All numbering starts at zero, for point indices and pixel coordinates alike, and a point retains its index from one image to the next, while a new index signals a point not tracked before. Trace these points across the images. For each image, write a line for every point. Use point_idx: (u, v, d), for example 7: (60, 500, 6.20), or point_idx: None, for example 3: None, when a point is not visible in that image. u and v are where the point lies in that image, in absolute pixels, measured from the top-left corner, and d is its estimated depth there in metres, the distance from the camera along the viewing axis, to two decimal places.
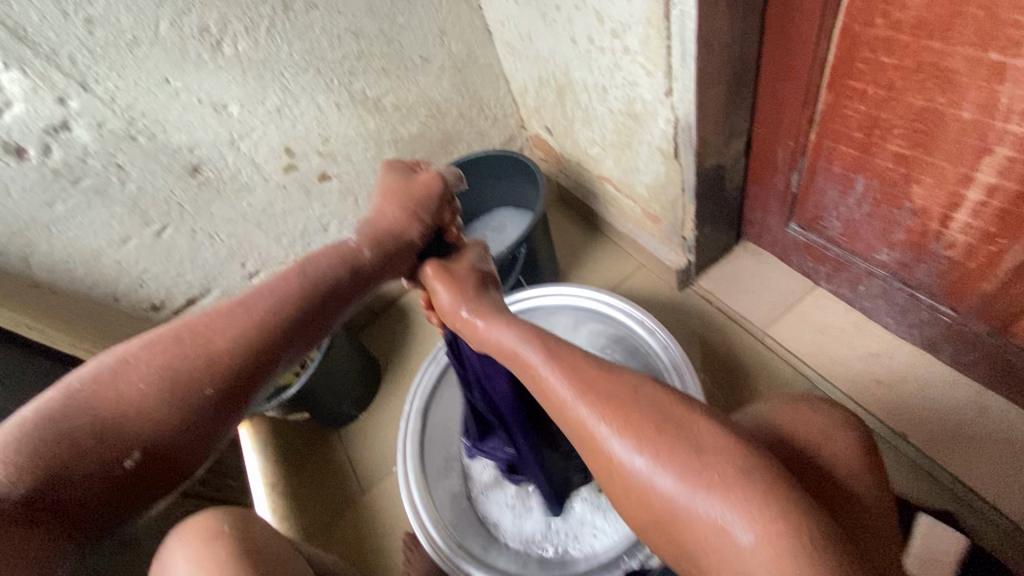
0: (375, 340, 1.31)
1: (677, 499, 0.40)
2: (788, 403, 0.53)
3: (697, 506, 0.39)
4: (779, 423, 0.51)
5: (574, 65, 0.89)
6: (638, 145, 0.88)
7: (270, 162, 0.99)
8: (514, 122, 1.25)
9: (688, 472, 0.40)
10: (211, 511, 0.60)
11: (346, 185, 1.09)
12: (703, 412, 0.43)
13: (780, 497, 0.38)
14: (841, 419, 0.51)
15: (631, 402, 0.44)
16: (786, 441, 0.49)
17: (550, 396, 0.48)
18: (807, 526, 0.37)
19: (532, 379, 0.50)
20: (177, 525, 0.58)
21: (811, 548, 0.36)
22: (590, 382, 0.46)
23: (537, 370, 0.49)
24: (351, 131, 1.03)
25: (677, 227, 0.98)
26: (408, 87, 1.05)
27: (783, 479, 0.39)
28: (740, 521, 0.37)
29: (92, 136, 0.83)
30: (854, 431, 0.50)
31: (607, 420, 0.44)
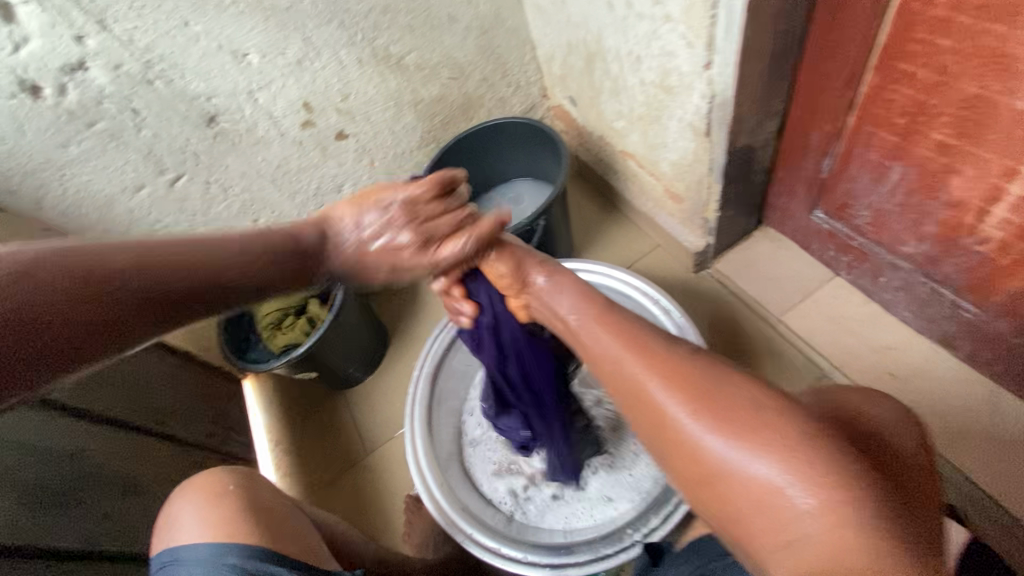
0: (384, 305, 1.30)
1: (727, 461, 0.39)
2: (845, 390, 0.46)
3: (752, 469, 0.38)
4: (836, 405, 0.44)
5: (607, 33, 0.85)
6: (667, 120, 0.86)
7: (288, 116, 0.96)
8: (537, 90, 1.22)
9: (745, 438, 0.39)
10: (219, 468, 0.60)
11: (363, 145, 1.07)
12: (755, 379, 0.42)
13: (839, 464, 0.37)
14: (902, 414, 0.44)
15: (684, 366, 0.43)
16: (853, 428, 0.42)
17: (602, 358, 0.48)
18: (869, 494, 0.36)
19: (585, 344, 0.50)
20: (187, 479, 0.58)
21: (870, 515, 0.35)
22: (640, 345, 0.46)
23: (590, 334, 0.50)
24: (372, 89, 1.01)
25: (700, 207, 0.96)
26: (432, 46, 1.01)
27: (843, 450, 0.38)
28: (797, 484, 0.37)
29: (109, 78, 0.80)
30: (914, 426, 0.44)
31: (659, 381, 0.43)
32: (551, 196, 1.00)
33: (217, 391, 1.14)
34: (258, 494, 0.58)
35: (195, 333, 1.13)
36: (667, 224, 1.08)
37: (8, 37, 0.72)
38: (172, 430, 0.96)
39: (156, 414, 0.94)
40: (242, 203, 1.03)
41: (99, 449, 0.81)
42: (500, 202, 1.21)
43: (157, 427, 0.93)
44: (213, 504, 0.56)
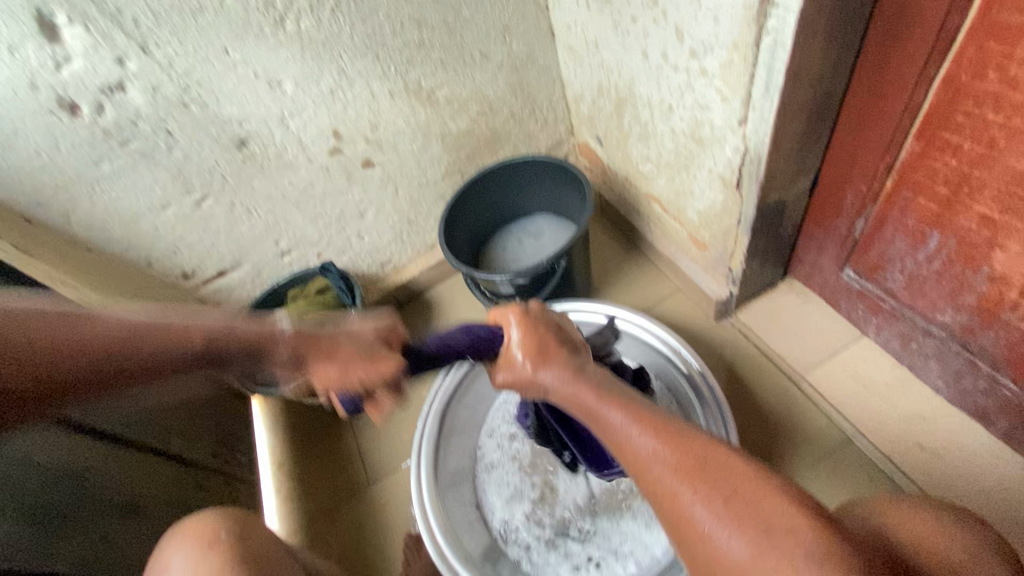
0: None
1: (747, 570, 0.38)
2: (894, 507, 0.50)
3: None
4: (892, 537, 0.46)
5: (639, 80, 0.85)
6: (696, 170, 0.85)
7: (316, 143, 0.97)
8: (564, 128, 1.22)
9: (763, 545, 0.38)
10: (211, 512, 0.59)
11: (388, 174, 1.08)
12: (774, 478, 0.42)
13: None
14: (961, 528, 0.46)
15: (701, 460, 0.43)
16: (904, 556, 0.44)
17: (617, 442, 0.47)
18: None
19: (601, 427, 0.49)
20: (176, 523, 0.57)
21: None
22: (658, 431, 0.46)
23: (604, 417, 0.49)
24: (401, 121, 1.01)
25: (725, 257, 0.94)
26: (463, 81, 1.02)
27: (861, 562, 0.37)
28: None
29: (146, 100, 0.81)
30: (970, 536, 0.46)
31: (677, 475, 0.43)
32: (574, 236, 0.99)
33: (226, 410, 1.13)
34: (253, 540, 0.57)
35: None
36: (691, 270, 1.06)
37: (51, 56, 0.73)
38: (178, 450, 0.94)
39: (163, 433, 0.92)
40: (265, 225, 1.04)
41: (99, 468, 0.79)
42: (521, 236, 1.20)
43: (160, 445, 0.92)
44: (205, 551, 0.54)
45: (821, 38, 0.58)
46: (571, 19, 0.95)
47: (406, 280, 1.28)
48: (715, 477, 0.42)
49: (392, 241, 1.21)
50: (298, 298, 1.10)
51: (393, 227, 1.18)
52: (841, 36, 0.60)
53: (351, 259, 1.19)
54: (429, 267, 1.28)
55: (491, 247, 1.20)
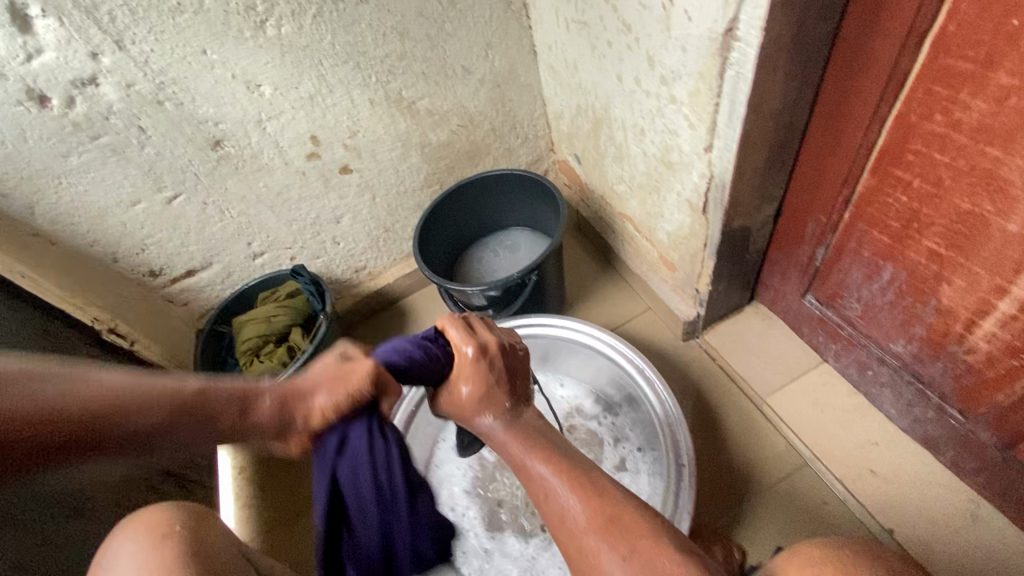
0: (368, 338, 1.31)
1: None
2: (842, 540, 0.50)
3: None
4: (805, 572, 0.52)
5: (615, 105, 0.87)
6: (666, 193, 0.87)
7: (294, 148, 0.98)
8: (544, 144, 1.24)
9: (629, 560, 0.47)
10: (164, 509, 0.59)
11: (366, 181, 1.09)
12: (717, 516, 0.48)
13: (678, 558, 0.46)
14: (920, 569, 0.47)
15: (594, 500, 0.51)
16: None
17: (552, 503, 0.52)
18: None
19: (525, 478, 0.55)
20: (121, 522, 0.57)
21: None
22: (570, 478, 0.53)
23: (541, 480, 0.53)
24: (381, 129, 1.02)
25: (692, 279, 0.96)
26: (445, 94, 1.03)
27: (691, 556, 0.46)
28: None
29: (119, 95, 0.80)
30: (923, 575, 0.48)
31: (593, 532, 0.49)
32: (547, 252, 0.99)
33: None
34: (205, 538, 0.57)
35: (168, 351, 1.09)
36: (660, 289, 1.09)
37: (22, 46, 0.71)
38: None
39: None
40: (238, 227, 1.04)
41: (55, 468, 0.79)
42: (497, 248, 1.21)
43: None
44: (158, 542, 0.55)
45: (782, 74, 0.60)
46: (553, 39, 0.96)
47: (381, 286, 1.30)
48: (583, 484, 0.52)
49: (367, 248, 1.22)
50: (268, 301, 1.09)
51: (369, 234, 1.19)
52: (802, 71, 0.62)
53: (325, 263, 1.19)
54: (404, 276, 1.30)
55: (467, 258, 1.20)
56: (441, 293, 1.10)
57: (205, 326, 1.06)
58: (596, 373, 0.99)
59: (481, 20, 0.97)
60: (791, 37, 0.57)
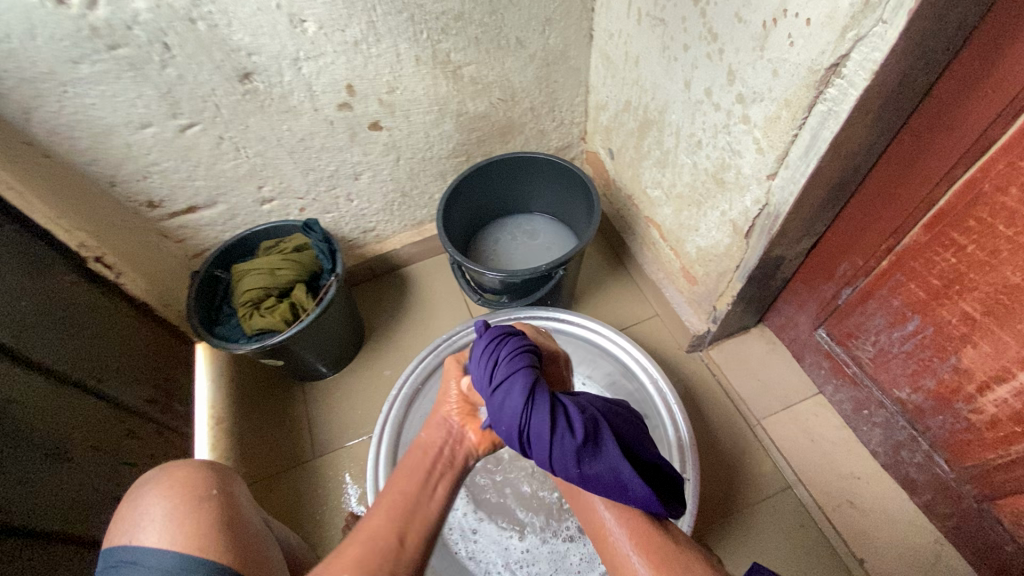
0: (366, 302, 1.28)
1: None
2: None
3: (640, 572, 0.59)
4: None
5: (673, 111, 0.85)
6: (708, 209, 0.86)
7: (326, 94, 0.91)
8: (577, 132, 1.21)
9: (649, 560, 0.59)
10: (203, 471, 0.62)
11: (393, 140, 1.03)
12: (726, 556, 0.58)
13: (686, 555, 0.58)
14: None
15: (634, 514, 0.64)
16: None
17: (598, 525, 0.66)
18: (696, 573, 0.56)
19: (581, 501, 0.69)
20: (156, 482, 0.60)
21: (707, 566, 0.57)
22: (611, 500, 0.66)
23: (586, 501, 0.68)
24: (420, 89, 0.97)
25: (711, 296, 0.97)
26: (492, 64, 0.98)
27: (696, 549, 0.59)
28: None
29: (148, 6, 0.71)
30: None
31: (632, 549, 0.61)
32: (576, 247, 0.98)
33: (158, 363, 1.04)
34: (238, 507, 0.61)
35: (158, 287, 1.03)
36: (673, 299, 1.09)
37: None
38: (109, 392, 0.88)
39: (95, 371, 0.86)
40: (252, 168, 0.96)
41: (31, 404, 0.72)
42: (514, 232, 1.18)
43: (94, 385, 0.85)
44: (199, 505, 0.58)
45: (871, 118, 0.60)
46: (616, 28, 0.92)
47: (386, 250, 1.25)
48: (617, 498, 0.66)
49: (380, 209, 1.17)
50: (271, 251, 1.03)
51: (385, 195, 1.14)
52: (888, 118, 0.61)
53: (334, 219, 1.14)
54: (412, 242, 1.26)
55: (483, 237, 1.17)
56: (456, 270, 1.07)
57: (201, 270, 1.00)
58: (604, 374, 1.02)
59: None
60: (893, 84, 0.56)
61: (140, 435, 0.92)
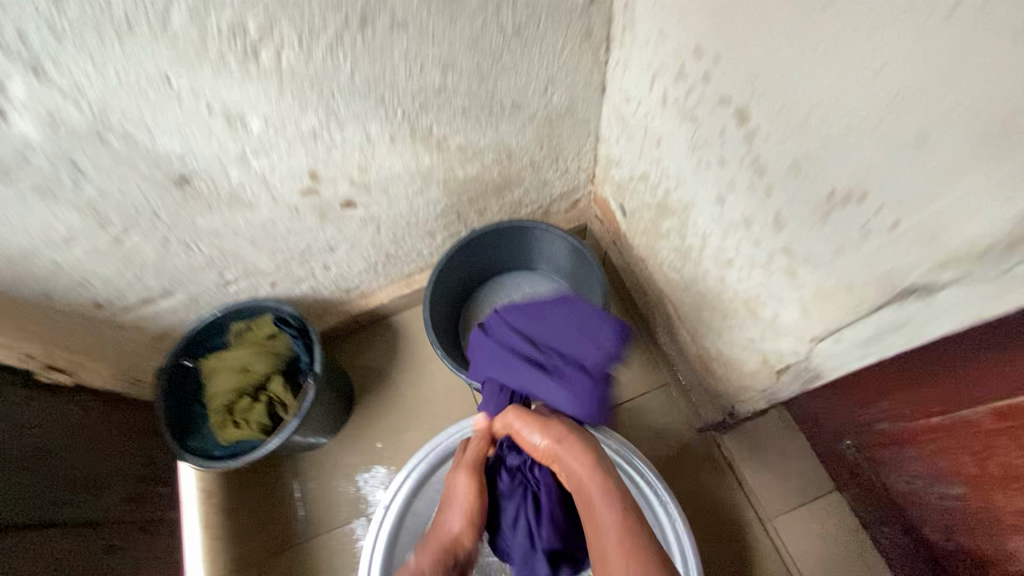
0: (355, 356, 1.19)
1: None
2: None
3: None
4: None
5: (700, 216, 0.71)
6: (733, 327, 0.75)
7: (286, 184, 0.76)
8: (584, 177, 1.05)
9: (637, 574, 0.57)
10: None
11: (371, 214, 0.89)
12: None
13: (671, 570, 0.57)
14: None
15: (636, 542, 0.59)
16: None
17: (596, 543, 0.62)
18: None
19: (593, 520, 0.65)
20: None
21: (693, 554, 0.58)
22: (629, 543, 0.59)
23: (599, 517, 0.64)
24: (399, 165, 0.81)
25: (728, 396, 0.88)
26: (484, 130, 0.82)
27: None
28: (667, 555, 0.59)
29: (40, 132, 0.56)
30: None
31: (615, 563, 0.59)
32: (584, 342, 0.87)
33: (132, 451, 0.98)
34: None
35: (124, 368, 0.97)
36: (686, 378, 1.00)
37: None
38: (89, 512, 0.83)
39: (66, 493, 0.81)
40: (209, 259, 0.84)
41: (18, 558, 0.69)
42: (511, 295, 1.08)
43: (68, 510, 0.80)
44: None
45: None
46: (634, 96, 0.75)
47: (373, 306, 1.14)
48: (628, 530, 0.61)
49: (363, 272, 1.05)
50: (242, 340, 0.93)
51: (367, 260, 1.02)
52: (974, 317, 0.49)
53: (311, 287, 1.02)
54: (401, 297, 1.15)
55: (476, 302, 1.07)
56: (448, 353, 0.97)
57: (167, 364, 0.91)
58: None
59: (550, 51, 0.73)
60: None
61: (131, 541, 0.89)
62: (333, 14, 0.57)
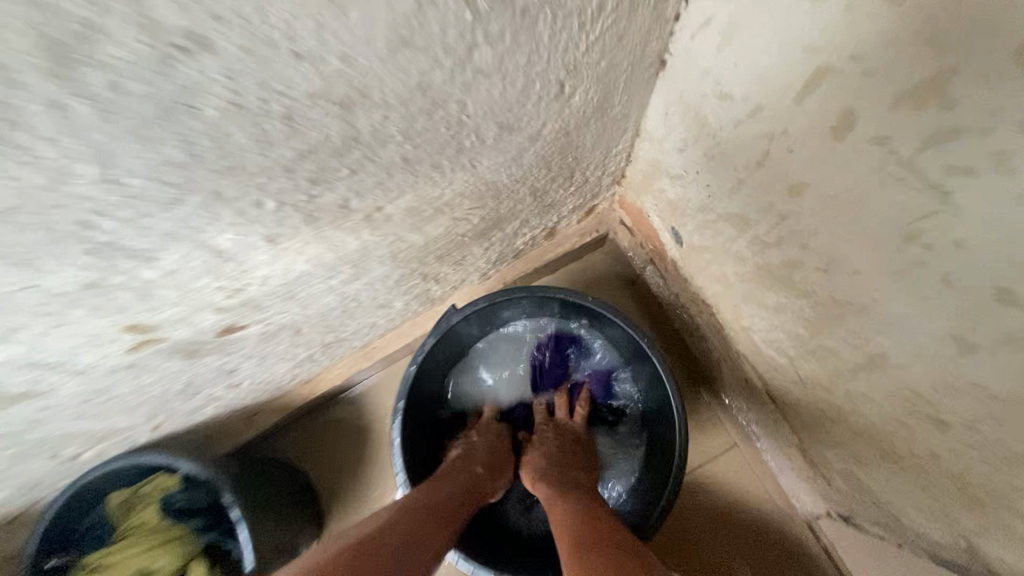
0: (305, 454, 0.85)
1: None
2: None
3: None
4: None
5: (884, 332, 0.37)
6: (912, 483, 0.45)
7: (89, 352, 0.40)
8: (610, 181, 0.67)
9: None
10: None
11: (281, 324, 0.53)
12: None
13: None
14: None
15: None
16: None
17: None
18: None
19: None
20: None
21: None
22: None
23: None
24: (304, 266, 0.44)
25: (854, 512, 0.61)
26: (449, 177, 0.44)
27: None
28: None
29: None
30: None
31: None
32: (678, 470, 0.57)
33: None
34: None
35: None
36: (773, 456, 0.72)
37: None
38: None
39: None
40: (14, 454, 0.49)
41: None
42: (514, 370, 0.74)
43: None
44: None
45: None
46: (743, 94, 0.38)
47: (322, 391, 0.80)
48: None
49: (297, 368, 0.70)
50: (131, 519, 0.62)
51: (297, 358, 0.67)
52: None
53: (222, 407, 0.68)
54: (361, 371, 0.82)
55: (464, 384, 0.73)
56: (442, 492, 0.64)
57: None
58: None
59: (573, 23, 0.34)
60: None
61: None
62: None
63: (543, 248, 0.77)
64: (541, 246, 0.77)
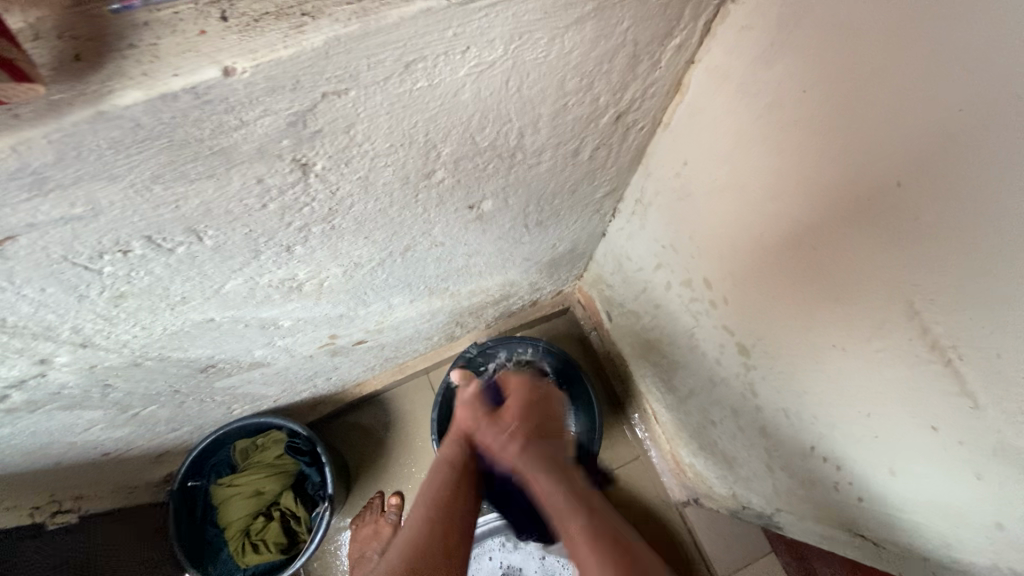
0: (342, 438, 1.20)
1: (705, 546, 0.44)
2: None
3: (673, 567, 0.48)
4: None
5: (691, 376, 0.81)
6: (711, 458, 0.88)
7: (306, 345, 0.77)
8: (574, 278, 1.11)
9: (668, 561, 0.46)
10: None
11: (380, 342, 0.92)
12: None
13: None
14: None
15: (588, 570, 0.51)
16: None
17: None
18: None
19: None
20: None
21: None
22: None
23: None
24: (413, 312, 0.84)
25: (697, 490, 1.04)
26: (495, 276, 0.86)
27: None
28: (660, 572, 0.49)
29: (78, 375, 0.56)
30: None
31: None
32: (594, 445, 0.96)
33: None
34: None
35: (120, 486, 0.93)
36: (659, 461, 1.15)
37: None
38: None
39: None
40: (220, 401, 0.85)
41: None
42: None
43: None
44: None
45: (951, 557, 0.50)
46: (637, 260, 0.82)
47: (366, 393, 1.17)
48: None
49: (362, 373, 1.07)
50: (252, 459, 0.96)
51: (367, 366, 1.04)
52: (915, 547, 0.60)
53: (311, 393, 1.04)
54: (394, 381, 1.19)
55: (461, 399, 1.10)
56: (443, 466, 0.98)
57: (173, 488, 0.91)
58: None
59: (564, 224, 0.78)
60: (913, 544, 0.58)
61: None
62: (376, 253, 0.59)
63: (528, 312, 1.19)
64: (526, 310, 1.19)
